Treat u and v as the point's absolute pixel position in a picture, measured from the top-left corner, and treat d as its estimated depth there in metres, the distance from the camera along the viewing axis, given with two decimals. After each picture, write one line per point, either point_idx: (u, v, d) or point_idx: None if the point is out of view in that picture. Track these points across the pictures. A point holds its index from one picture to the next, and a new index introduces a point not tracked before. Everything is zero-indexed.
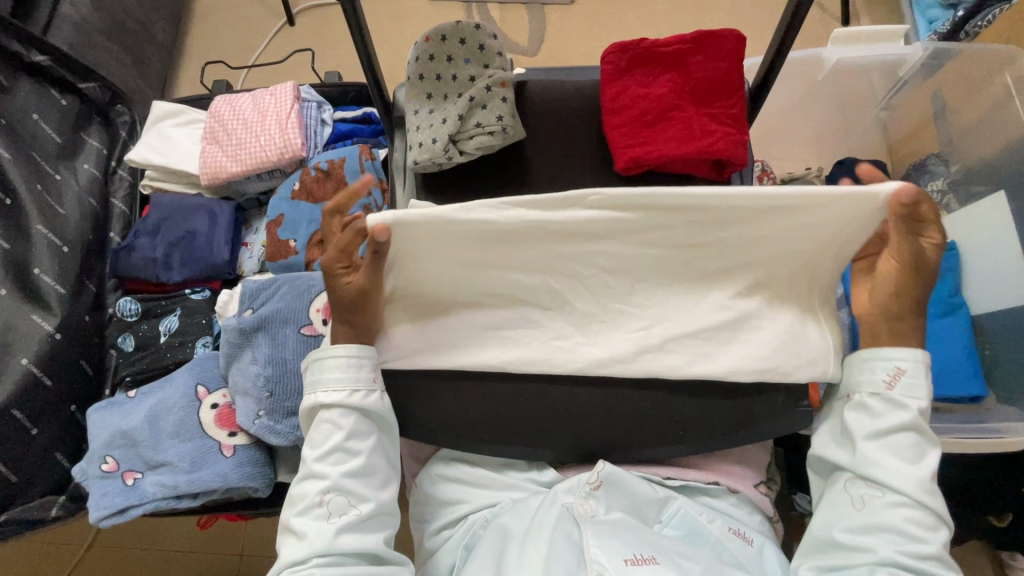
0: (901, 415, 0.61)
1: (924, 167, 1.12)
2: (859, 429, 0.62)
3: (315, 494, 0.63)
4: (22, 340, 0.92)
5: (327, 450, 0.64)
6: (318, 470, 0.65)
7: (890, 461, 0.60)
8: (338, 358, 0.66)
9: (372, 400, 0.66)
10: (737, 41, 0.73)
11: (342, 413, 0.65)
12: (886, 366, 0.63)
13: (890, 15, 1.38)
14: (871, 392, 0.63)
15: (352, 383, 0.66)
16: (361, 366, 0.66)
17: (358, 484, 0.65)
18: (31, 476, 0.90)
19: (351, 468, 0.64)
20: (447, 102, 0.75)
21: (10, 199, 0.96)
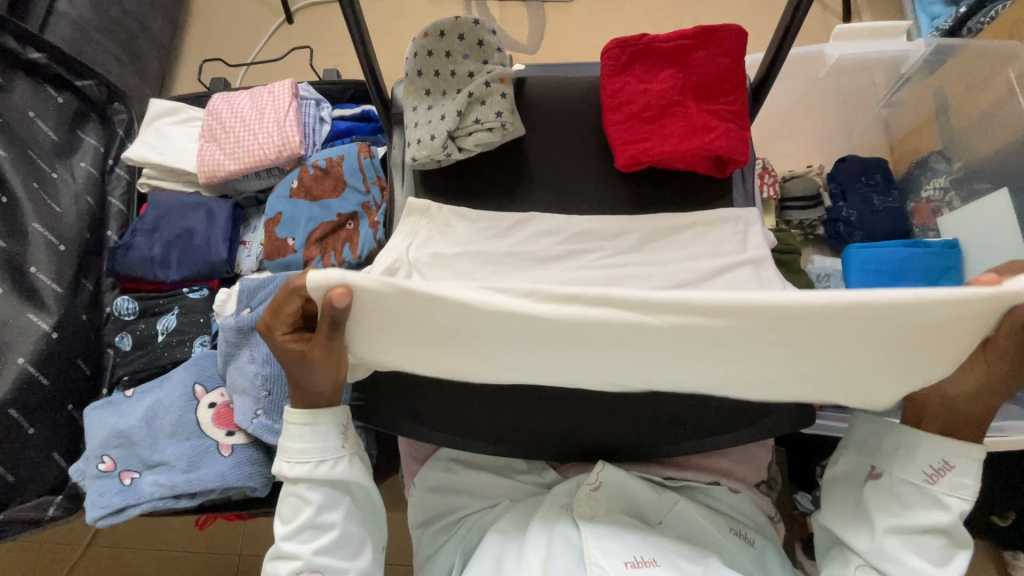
0: (934, 513, 0.60)
1: (925, 164, 1.12)
2: (887, 517, 0.62)
3: (288, 574, 0.66)
4: (19, 339, 0.91)
5: (298, 528, 0.66)
6: (290, 550, 0.66)
7: (912, 556, 0.60)
8: (298, 427, 0.66)
9: (339, 470, 0.67)
10: (739, 35, 0.72)
11: (308, 489, 0.67)
12: (932, 458, 0.60)
13: (891, 12, 1.37)
14: (907, 481, 0.62)
15: (320, 454, 0.67)
16: (329, 436, 0.67)
17: (333, 557, 0.67)
18: (28, 476, 0.89)
19: (324, 544, 0.67)
20: (446, 98, 0.75)
21: (7, 197, 0.95)
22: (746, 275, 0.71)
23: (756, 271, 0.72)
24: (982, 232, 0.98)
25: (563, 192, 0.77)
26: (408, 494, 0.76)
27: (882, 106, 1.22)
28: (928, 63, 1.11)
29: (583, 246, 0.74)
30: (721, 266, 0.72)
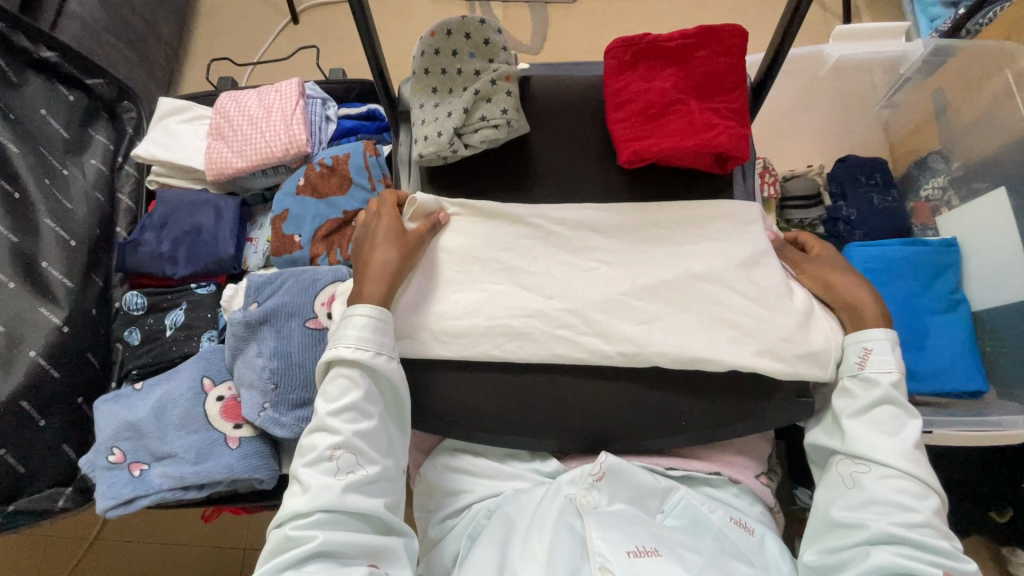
0: (875, 392, 0.67)
1: (925, 163, 1.13)
2: (842, 411, 0.68)
3: (325, 448, 0.64)
4: (31, 333, 0.93)
5: (343, 406, 0.65)
6: (331, 425, 0.64)
7: (872, 434, 0.65)
8: (364, 317, 0.67)
9: (392, 365, 0.67)
10: (739, 36, 0.74)
11: (361, 372, 0.66)
12: (856, 348, 0.69)
13: (891, 14, 1.38)
14: (849, 376, 0.69)
15: (375, 345, 0.67)
16: (387, 331, 0.68)
17: (368, 444, 0.65)
18: (38, 467, 0.91)
19: (364, 427, 0.65)
20: (452, 96, 0.76)
21: (19, 192, 0.97)
22: (744, 270, 0.73)
23: (754, 266, 0.73)
24: (980, 229, 1.00)
25: (567, 189, 0.79)
26: (415, 485, 0.78)
27: (881, 106, 1.23)
28: (926, 64, 1.12)
29: (586, 240, 0.76)
30: (720, 261, 0.73)
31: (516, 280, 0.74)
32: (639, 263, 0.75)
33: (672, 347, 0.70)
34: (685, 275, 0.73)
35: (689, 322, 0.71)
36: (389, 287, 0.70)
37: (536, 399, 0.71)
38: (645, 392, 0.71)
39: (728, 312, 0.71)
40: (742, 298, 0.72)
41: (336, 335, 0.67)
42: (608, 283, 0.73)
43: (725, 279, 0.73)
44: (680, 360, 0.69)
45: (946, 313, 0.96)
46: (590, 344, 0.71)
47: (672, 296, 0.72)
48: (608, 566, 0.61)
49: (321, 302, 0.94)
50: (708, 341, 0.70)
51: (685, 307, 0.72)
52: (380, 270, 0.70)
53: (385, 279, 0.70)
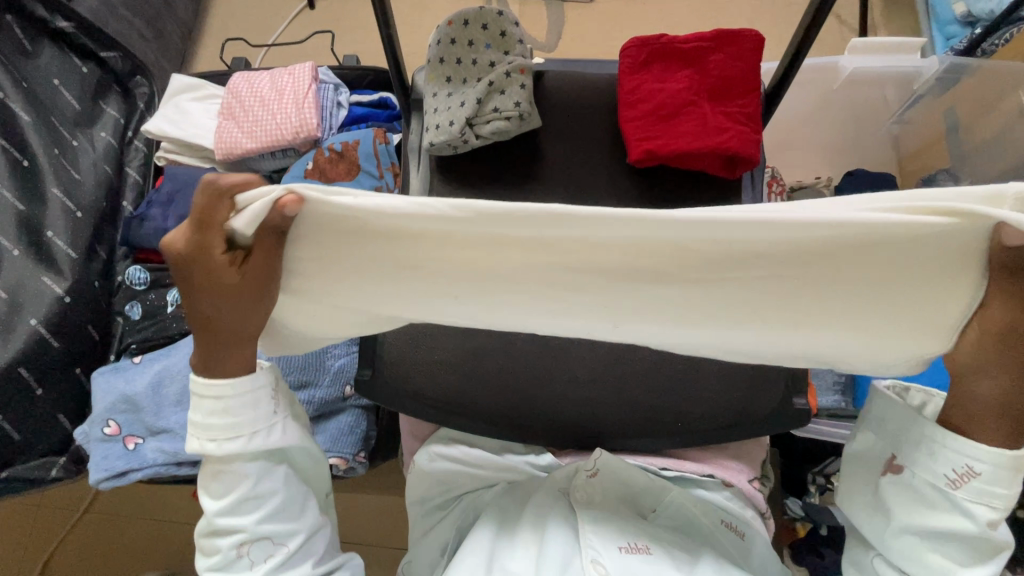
0: (951, 516, 0.52)
1: (933, 181, 1.12)
2: (901, 516, 0.55)
3: (231, 548, 0.57)
4: (33, 302, 0.92)
5: (236, 501, 0.56)
6: (230, 524, 0.57)
7: (925, 552, 0.54)
8: (217, 400, 0.53)
9: (274, 437, 0.56)
10: (757, 41, 0.74)
11: (242, 460, 0.56)
12: (955, 461, 0.51)
13: (907, 30, 1.38)
14: (926, 482, 0.53)
15: (246, 427, 0.55)
16: (259, 401, 0.55)
17: (280, 520, 0.59)
18: (34, 436, 0.91)
19: (267, 511, 0.58)
20: (466, 86, 0.76)
21: (28, 160, 0.97)
22: None
23: None
24: None
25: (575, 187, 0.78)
26: (406, 472, 0.76)
27: (892, 122, 1.23)
28: (940, 82, 1.10)
29: None
30: None
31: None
32: None
33: None
34: None
35: None
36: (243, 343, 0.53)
37: None
38: (649, 393, 0.67)
39: None
40: None
41: (196, 428, 0.55)
42: None
43: None
44: None
45: None
46: None
47: None
48: (600, 561, 0.61)
49: None
50: None
51: None
52: (232, 332, 0.51)
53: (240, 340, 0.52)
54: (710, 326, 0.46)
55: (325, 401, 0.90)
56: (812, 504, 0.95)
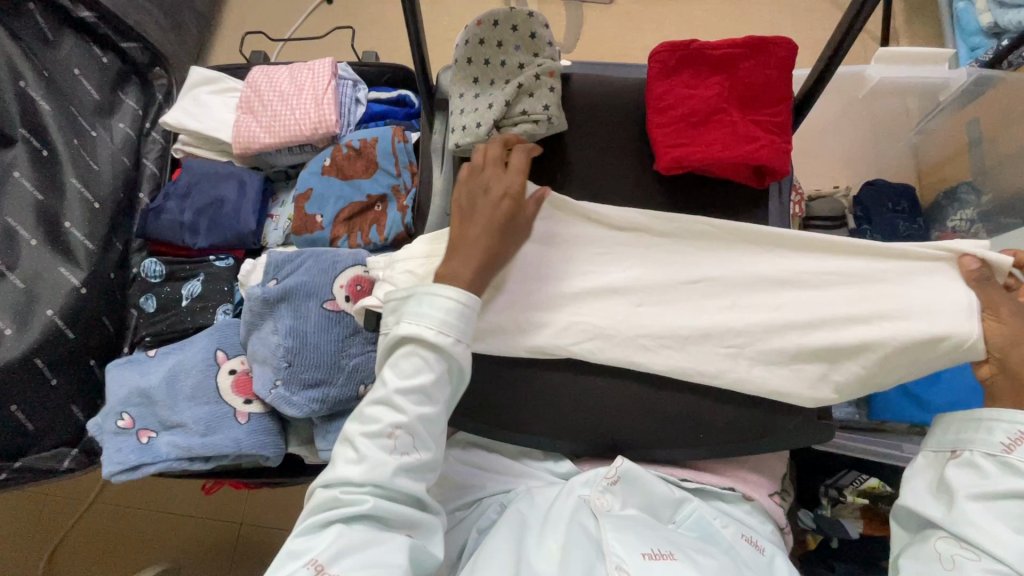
0: (1012, 480, 0.56)
1: (955, 194, 1.11)
2: (964, 485, 0.58)
3: (386, 424, 0.59)
4: (49, 292, 0.93)
5: (412, 385, 0.59)
6: (397, 401, 0.59)
7: (991, 521, 0.55)
8: (448, 301, 0.60)
9: (468, 356, 0.61)
10: (789, 49, 0.73)
11: (435, 355, 0.60)
12: (1008, 429, 0.58)
13: (929, 39, 1.37)
14: (984, 453, 0.59)
15: (456, 331, 0.60)
16: (470, 318, 0.61)
17: (429, 428, 0.61)
18: (47, 426, 0.91)
19: (429, 413, 0.60)
20: (494, 87, 0.75)
21: (47, 149, 0.97)
22: (778, 288, 0.71)
23: (790, 285, 0.71)
24: None
25: (600, 192, 0.78)
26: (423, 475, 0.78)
27: (914, 133, 1.21)
28: (964, 94, 1.10)
29: (618, 246, 0.75)
30: (754, 276, 0.72)
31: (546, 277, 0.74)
32: (669, 270, 0.73)
33: (689, 359, 0.70)
34: (716, 287, 0.72)
35: (718, 333, 0.70)
36: (479, 269, 0.64)
37: (556, 401, 0.72)
38: (677, 400, 0.71)
39: (758, 329, 0.70)
40: (777, 316, 0.70)
41: (416, 308, 0.60)
42: (637, 290, 0.73)
43: (757, 294, 0.72)
44: (702, 372, 0.70)
45: None
46: (616, 351, 0.71)
47: (702, 308, 0.72)
48: (624, 566, 0.61)
49: (340, 285, 0.92)
50: (729, 359, 0.70)
51: (714, 320, 0.71)
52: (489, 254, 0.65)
53: (485, 261, 0.64)
54: (734, 309, 0.71)
55: (340, 400, 0.89)
56: (825, 517, 0.92)
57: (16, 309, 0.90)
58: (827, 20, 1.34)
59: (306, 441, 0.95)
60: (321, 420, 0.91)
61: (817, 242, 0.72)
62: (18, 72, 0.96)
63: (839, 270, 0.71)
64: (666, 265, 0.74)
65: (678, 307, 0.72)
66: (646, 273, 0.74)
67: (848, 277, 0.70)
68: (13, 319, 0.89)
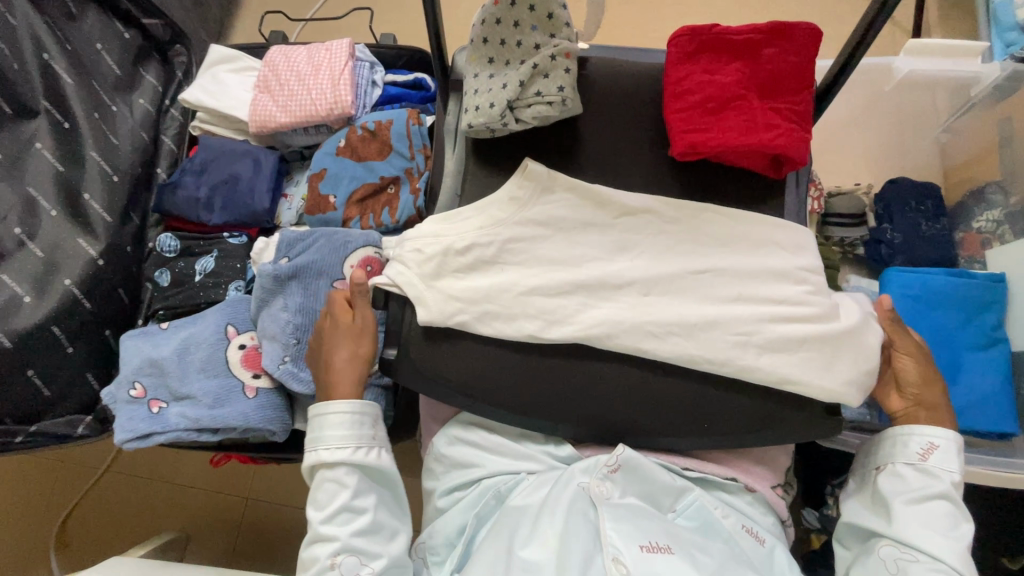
0: (932, 484, 0.68)
1: (981, 195, 1.06)
2: (895, 495, 0.69)
3: (326, 557, 0.69)
4: (68, 262, 0.95)
5: (335, 510, 0.70)
6: (328, 532, 0.70)
7: (923, 526, 0.66)
8: (337, 416, 0.73)
9: (372, 456, 0.73)
10: (814, 36, 0.71)
11: (345, 470, 0.72)
12: (921, 441, 0.71)
13: (964, 34, 1.31)
14: (906, 464, 0.71)
15: (353, 441, 0.73)
16: (361, 424, 0.74)
17: (368, 540, 0.70)
18: (63, 393, 0.93)
19: (359, 526, 0.70)
20: (509, 68, 0.74)
21: (68, 122, 0.99)
22: (788, 280, 0.71)
23: (798, 278, 0.71)
24: None
25: (613, 178, 0.77)
26: (426, 453, 0.80)
27: (940, 131, 1.17)
28: (997, 90, 1.05)
29: (628, 233, 0.74)
30: (766, 268, 0.71)
31: (553, 262, 0.73)
32: (678, 259, 0.73)
33: (697, 347, 0.69)
34: (726, 277, 0.71)
35: (727, 323, 0.69)
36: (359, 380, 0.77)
37: (561, 386, 0.71)
38: (686, 388, 0.70)
39: (767, 320, 0.69)
40: (786, 308, 0.69)
41: (315, 442, 0.73)
42: (647, 278, 0.72)
43: (767, 285, 0.71)
44: (709, 361, 0.69)
45: (982, 353, 0.94)
46: (623, 337, 0.70)
47: (711, 298, 0.71)
48: (620, 559, 0.61)
49: (351, 265, 0.93)
50: (735, 350, 0.68)
51: (723, 311, 0.70)
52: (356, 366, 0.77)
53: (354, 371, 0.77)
54: (745, 300, 0.70)
55: None
56: (830, 515, 0.92)
57: (34, 276, 0.92)
58: (858, 12, 1.30)
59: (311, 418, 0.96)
60: None
61: None
62: (41, 45, 0.97)
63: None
64: (675, 253, 0.73)
65: (687, 297, 0.71)
66: (656, 261, 0.73)
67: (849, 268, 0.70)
68: (32, 286, 0.92)
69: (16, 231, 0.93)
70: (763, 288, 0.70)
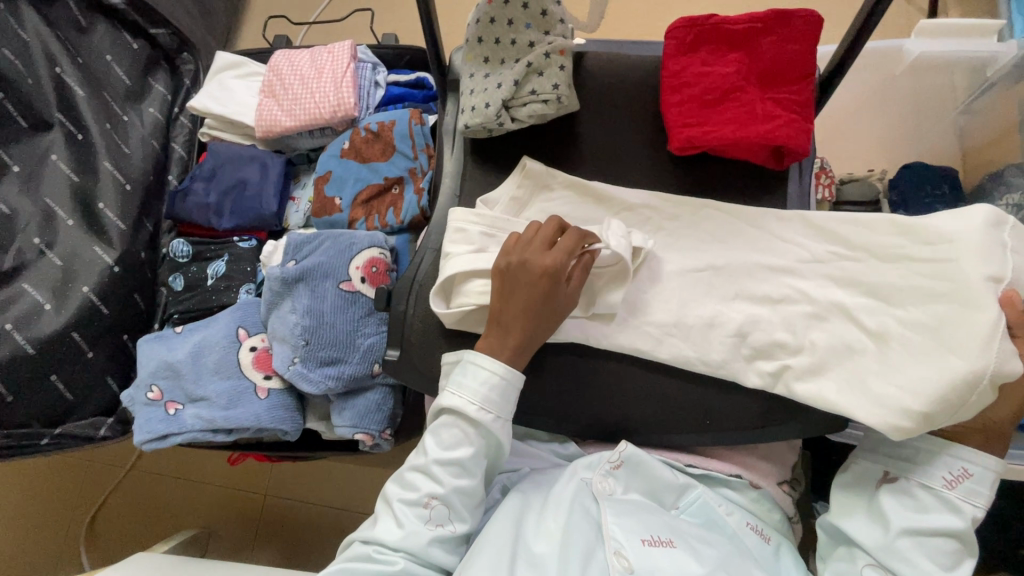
0: (947, 517, 0.62)
1: (1000, 178, 1.02)
2: (899, 518, 0.63)
3: (425, 493, 0.65)
4: (85, 269, 0.98)
5: (450, 457, 0.65)
6: (434, 473, 0.66)
7: (922, 558, 0.61)
8: (489, 374, 0.66)
9: (504, 431, 0.67)
10: (815, 23, 0.69)
11: (474, 430, 0.66)
12: (953, 465, 0.63)
13: (983, 10, 1.26)
14: (926, 486, 0.64)
15: (495, 408, 0.66)
16: (509, 396, 0.67)
17: (463, 501, 0.66)
18: (85, 396, 0.97)
19: (463, 486, 0.66)
20: (504, 67, 0.74)
21: (81, 133, 1.02)
22: (787, 276, 0.70)
23: (799, 273, 0.70)
24: None
25: (609, 176, 0.77)
26: None
27: (958, 112, 1.13)
28: (1017, 70, 1.00)
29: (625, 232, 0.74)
30: (766, 265, 0.71)
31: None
32: (677, 258, 0.73)
33: (693, 348, 0.70)
34: (724, 275, 0.72)
35: (724, 322, 0.70)
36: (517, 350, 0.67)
37: (561, 386, 0.72)
38: (682, 387, 0.71)
39: (764, 320, 0.69)
40: (784, 306, 0.69)
41: (456, 385, 0.66)
42: (642, 277, 0.73)
43: (767, 282, 0.70)
44: (707, 361, 0.69)
45: None
46: (621, 337, 0.71)
47: (709, 296, 0.71)
48: (622, 552, 0.62)
49: (356, 266, 0.93)
50: (731, 348, 0.69)
51: (721, 309, 0.70)
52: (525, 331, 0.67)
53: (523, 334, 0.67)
54: (741, 298, 0.70)
55: (355, 377, 0.91)
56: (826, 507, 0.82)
57: (54, 284, 0.96)
58: None
59: (324, 417, 0.98)
60: (336, 397, 0.93)
61: (831, 235, 0.70)
62: (53, 59, 1.01)
63: (851, 253, 0.69)
64: (673, 253, 0.73)
65: (684, 295, 0.72)
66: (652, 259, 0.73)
67: (856, 263, 0.68)
68: (52, 295, 0.95)
69: (36, 241, 0.96)
70: (762, 287, 0.70)
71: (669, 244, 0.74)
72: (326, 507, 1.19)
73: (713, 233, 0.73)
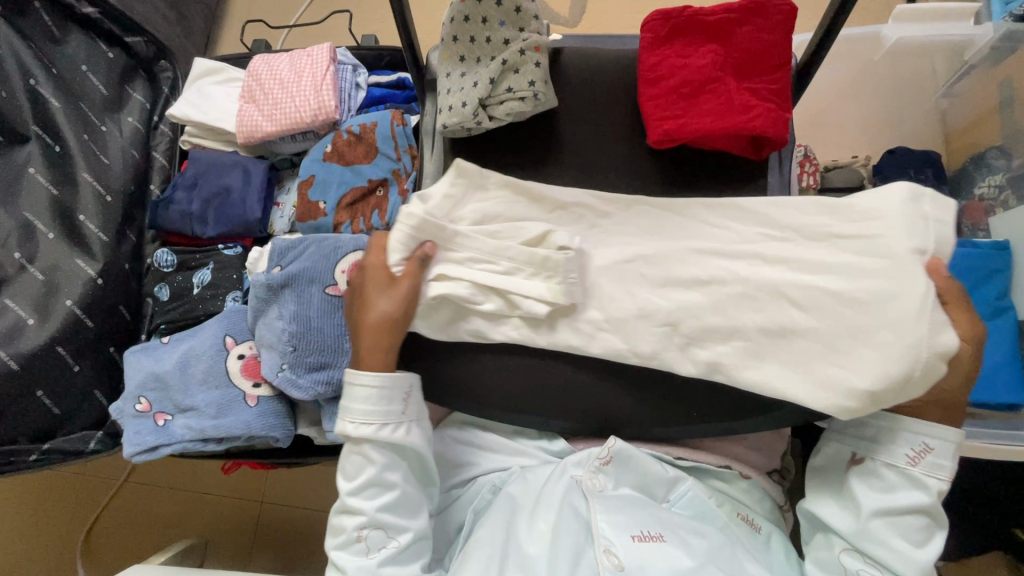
0: (913, 493, 0.62)
1: (982, 160, 1.03)
2: (868, 501, 0.64)
3: (353, 529, 0.67)
4: (68, 282, 0.97)
5: (361, 485, 0.67)
6: (354, 506, 0.68)
7: (894, 538, 0.62)
8: (361, 389, 0.67)
9: (400, 434, 0.68)
10: (789, 12, 0.69)
11: (369, 447, 0.67)
12: (914, 442, 0.63)
13: None
14: (890, 465, 0.64)
15: (380, 417, 0.67)
16: (389, 401, 0.68)
17: (394, 515, 0.68)
18: (73, 410, 0.96)
19: (386, 503, 0.67)
20: (480, 65, 0.74)
21: (59, 145, 1.00)
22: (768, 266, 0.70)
23: None
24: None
25: (589, 171, 0.77)
26: None
27: (940, 94, 1.13)
28: (994, 51, 1.01)
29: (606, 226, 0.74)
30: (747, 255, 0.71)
31: (488, 257, 0.71)
32: (660, 250, 0.73)
33: (679, 341, 0.70)
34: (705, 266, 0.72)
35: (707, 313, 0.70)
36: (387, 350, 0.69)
37: (549, 382, 0.73)
38: (669, 379, 0.71)
39: None
40: None
41: (342, 412, 0.69)
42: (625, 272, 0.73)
43: None
44: (638, 353, 0.71)
45: (985, 324, 0.87)
46: (605, 332, 0.71)
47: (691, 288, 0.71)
48: (613, 550, 0.63)
49: (341, 270, 0.93)
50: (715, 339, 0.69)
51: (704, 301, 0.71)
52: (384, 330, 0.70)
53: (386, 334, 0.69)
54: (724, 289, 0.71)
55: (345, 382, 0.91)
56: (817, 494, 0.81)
57: (36, 299, 0.95)
58: None
59: (315, 422, 0.98)
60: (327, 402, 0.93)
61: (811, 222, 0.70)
62: (27, 70, 0.99)
63: None
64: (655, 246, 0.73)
65: (667, 288, 0.72)
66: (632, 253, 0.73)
67: None
68: (35, 309, 0.94)
69: (17, 256, 0.95)
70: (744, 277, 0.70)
71: (651, 237, 0.74)
72: (323, 512, 1.19)
73: (695, 225, 0.73)
